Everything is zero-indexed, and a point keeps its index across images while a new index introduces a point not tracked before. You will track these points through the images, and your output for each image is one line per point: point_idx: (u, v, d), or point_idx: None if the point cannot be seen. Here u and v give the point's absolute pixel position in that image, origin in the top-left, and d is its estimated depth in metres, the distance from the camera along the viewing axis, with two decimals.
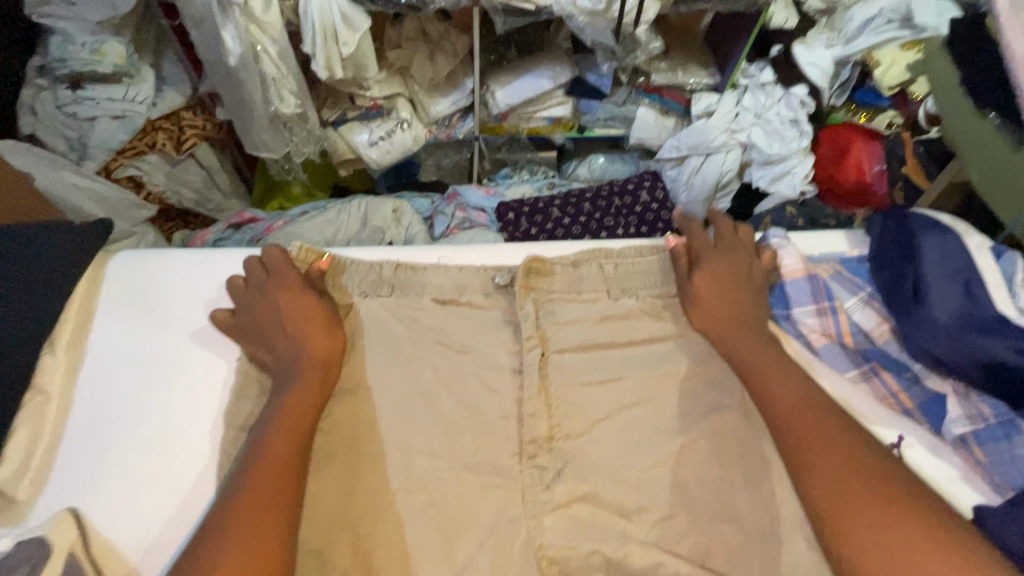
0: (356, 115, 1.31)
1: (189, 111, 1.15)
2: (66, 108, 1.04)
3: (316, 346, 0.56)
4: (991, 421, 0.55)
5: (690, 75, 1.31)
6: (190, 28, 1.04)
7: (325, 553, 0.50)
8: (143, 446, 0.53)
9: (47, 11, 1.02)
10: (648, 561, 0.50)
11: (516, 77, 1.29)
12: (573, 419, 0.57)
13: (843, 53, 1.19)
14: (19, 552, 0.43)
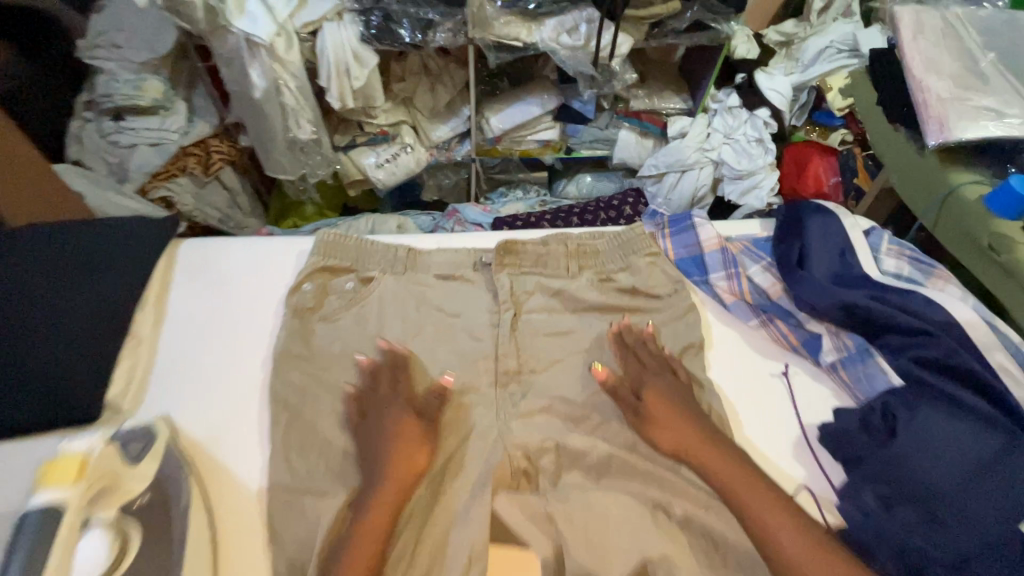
0: (365, 141, 1.53)
1: (215, 139, 1.39)
2: (110, 136, 1.32)
3: (411, 458, 0.63)
4: (852, 350, 0.73)
5: (664, 103, 1.57)
6: (223, 69, 1.27)
7: (350, 450, 0.65)
8: (211, 374, 0.71)
9: (96, 54, 1.32)
10: (585, 443, 0.67)
11: (508, 105, 1.52)
12: (538, 359, 0.74)
13: (800, 79, 1.56)
14: (130, 435, 0.59)
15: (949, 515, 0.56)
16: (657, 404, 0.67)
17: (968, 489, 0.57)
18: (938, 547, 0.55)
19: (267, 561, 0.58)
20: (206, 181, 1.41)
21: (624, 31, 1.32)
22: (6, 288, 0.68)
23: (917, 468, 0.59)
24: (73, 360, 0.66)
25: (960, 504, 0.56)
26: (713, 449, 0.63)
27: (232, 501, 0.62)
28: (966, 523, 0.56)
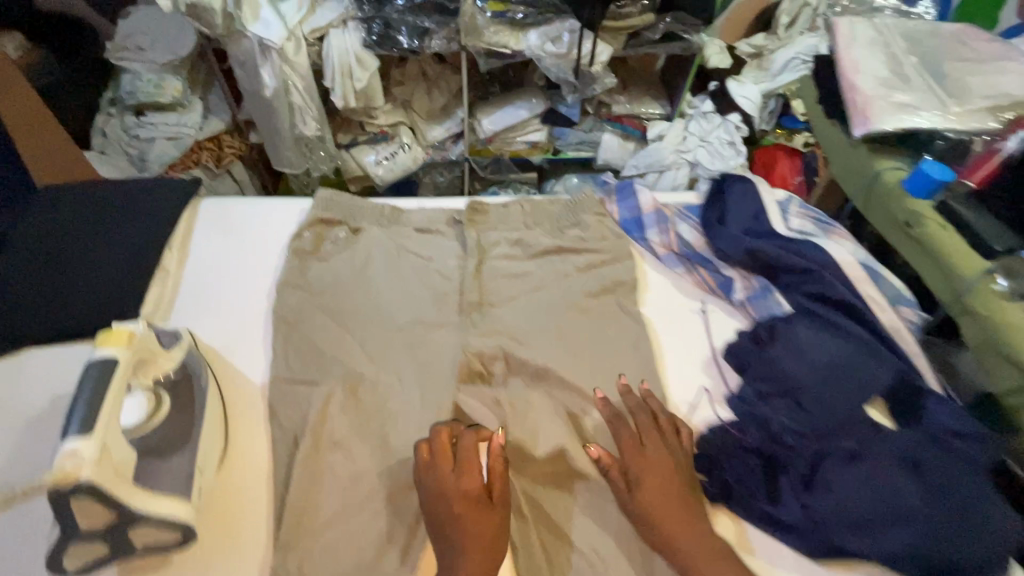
0: (366, 140, 1.71)
1: (228, 136, 1.61)
2: (131, 130, 1.51)
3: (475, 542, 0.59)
4: (757, 288, 0.88)
5: (645, 107, 1.81)
6: (236, 69, 1.43)
7: (338, 357, 0.78)
8: (225, 301, 0.86)
9: (123, 56, 1.51)
10: (533, 358, 0.80)
11: (498, 109, 1.70)
12: (497, 295, 0.88)
13: (769, 87, 1.82)
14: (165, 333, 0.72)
15: (810, 402, 0.71)
16: (651, 489, 0.65)
17: (825, 381, 0.71)
18: (801, 425, 0.70)
19: (268, 436, 0.72)
20: (219, 173, 1.61)
21: (604, 41, 1.50)
22: (61, 230, 0.88)
23: (786, 369, 0.73)
24: (109, 285, 0.82)
25: (835, 410, 0.70)
26: (694, 526, 0.63)
27: (241, 392, 0.76)
28: (824, 407, 0.70)
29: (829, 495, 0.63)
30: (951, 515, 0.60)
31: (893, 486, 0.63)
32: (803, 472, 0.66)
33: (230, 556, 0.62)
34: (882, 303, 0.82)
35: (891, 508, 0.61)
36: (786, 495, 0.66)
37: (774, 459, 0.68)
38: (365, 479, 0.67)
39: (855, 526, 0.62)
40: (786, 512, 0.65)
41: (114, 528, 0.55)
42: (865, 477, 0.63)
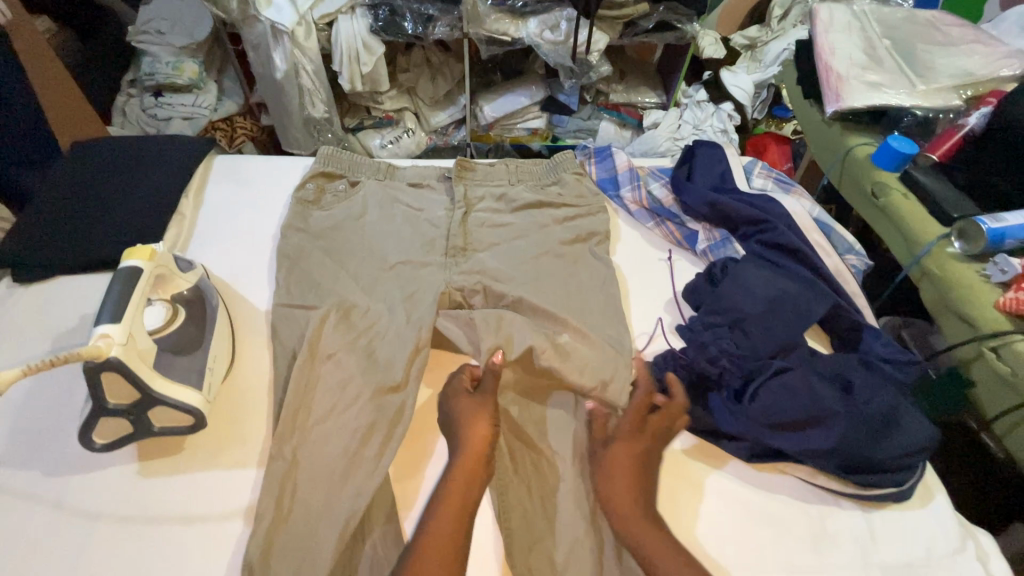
0: (371, 124, 1.81)
1: (241, 118, 1.73)
2: (150, 109, 1.61)
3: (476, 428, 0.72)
4: (717, 238, 0.96)
5: (641, 96, 1.89)
6: (249, 51, 1.53)
7: (334, 287, 0.86)
8: (235, 241, 0.96)
9: (142, 40, 1.60)
10: (509, 295, 0.88)
11: (500, 96, 1.79)
12: (480, 241, 0.97)
13: (761, 78, 1.89)
14: (185, 260, 0.81)
15: (753, 329, 0.78)
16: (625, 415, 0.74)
17: (766, 309, 0.78)
18: (740, 348, 0.77)
19: (270, 351, 0.82)
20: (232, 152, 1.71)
21: (600, 29, 1.58)
22: (87, 182, 0.98)
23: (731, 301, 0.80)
24: (130, 228, 0.92)
25: (775, 335, 0.77)
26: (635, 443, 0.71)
27: (247, 316, 0.86)
28: (763, 332, 0.77)
29: (757, 402, 0.71)
30: (864, 418, 0.68)
31: (816, 393, 0.70)
32: (736, 386, 0.74)
33: (234, 444, 0.72)
34: (828, 248, 0.90)
35: (812, 412, 0.69)
36: (718, 404, 0.74)
37: (708, 376, 0.76)
38: (354, 385, 0.76)
39: (779, 428, 0.70)
40: (721, 420, 0.73)
41: (136, 409, 0.64)
42: (793, 386, 0.70)
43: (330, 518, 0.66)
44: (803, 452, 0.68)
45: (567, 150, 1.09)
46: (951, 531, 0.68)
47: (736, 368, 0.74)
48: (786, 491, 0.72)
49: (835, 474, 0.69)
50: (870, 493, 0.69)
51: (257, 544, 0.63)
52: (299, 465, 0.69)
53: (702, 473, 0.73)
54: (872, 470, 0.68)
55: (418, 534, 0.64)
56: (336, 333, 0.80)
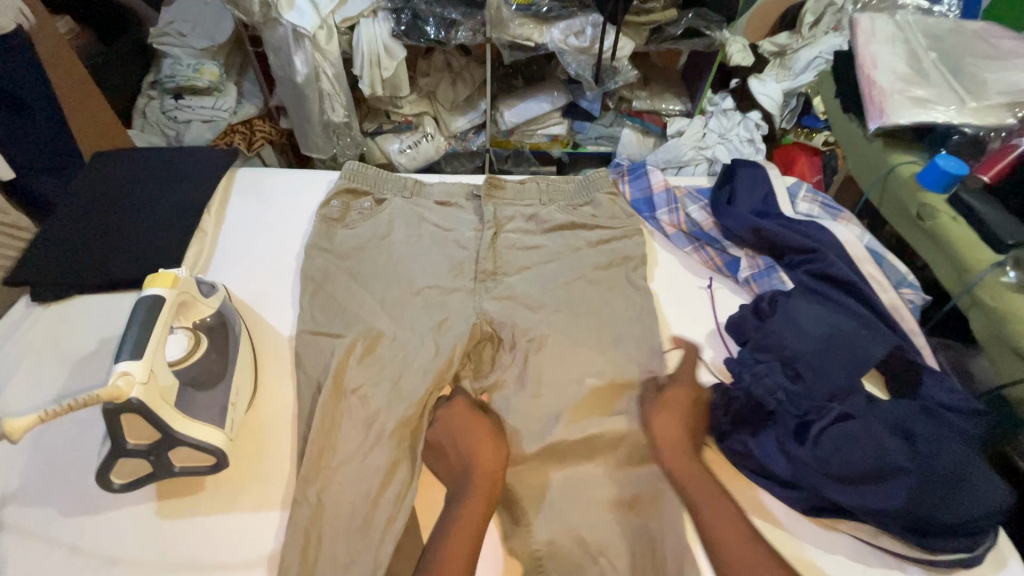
0: (390, 128, 1.79)
1: (259, 121, 1.68)
2: (170, 112, 1.59)
3: (486, 457, 0.70)
4: (762, 267, 0.91)
5: (665, 104, 1.83)
6: (270, 55, 1.50)
7: (361, 314, 0.83)
8: (259, 260, 0.93)
9: (164, 41, 1.58)
10: (548, 329, 0.84)
11: (522, 101, 1.75)
12: (510, 266, 0.92)
13: (790, 87, 1.81)
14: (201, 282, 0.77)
15: (807, 370, 0.72)
16: (668, 422, 0.73)
17: (824, 348, 0.72)
18: (797, 389, 0.71)
19: (293, 380, 0.78)
20: (250, 155, 1.68)
21: (625, 35, 1.53)
22: (108, 194, 0.95)
23: (784, 340, 0.75)
24: (151, 245, 0.89)
25: (833, 375, 0.71)
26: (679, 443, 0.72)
27: (271, 341, 0.82)
28: (820, 374, 0.71)
29: (817, 451, 0.66)
30: (934, 477, 0.61)
31: (879, 446, 0.63)
32: (793, 428, 0.69)
33: (259, 481, 0.68)
34: (884, 282, 0.83)
35: (876, 467, 0.63)
36: (772, 443, 0.70)
37: (764, 408, 0.71)
38: (380, 420, 0.72)
39: (840, 479, 0.65)
40: (775, 462, 0.69)
41: (156, 449, 0.60)
42: (855, 435, 0.64)
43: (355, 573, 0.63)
44: (864, 509, 0.63)
45: (600, 168, 1.05)
46: None
47: (794, 406, 0.69)
48: (843, 551, 0.67)
49: (898, 534, 0.64)
50: (932, 557, 0.64)
51: None
52: (323, 511, 0.66)
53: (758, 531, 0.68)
54: (938, 531, 0.63)
55: (434, 554, 0.62)
56: (359, 366, 0.77)
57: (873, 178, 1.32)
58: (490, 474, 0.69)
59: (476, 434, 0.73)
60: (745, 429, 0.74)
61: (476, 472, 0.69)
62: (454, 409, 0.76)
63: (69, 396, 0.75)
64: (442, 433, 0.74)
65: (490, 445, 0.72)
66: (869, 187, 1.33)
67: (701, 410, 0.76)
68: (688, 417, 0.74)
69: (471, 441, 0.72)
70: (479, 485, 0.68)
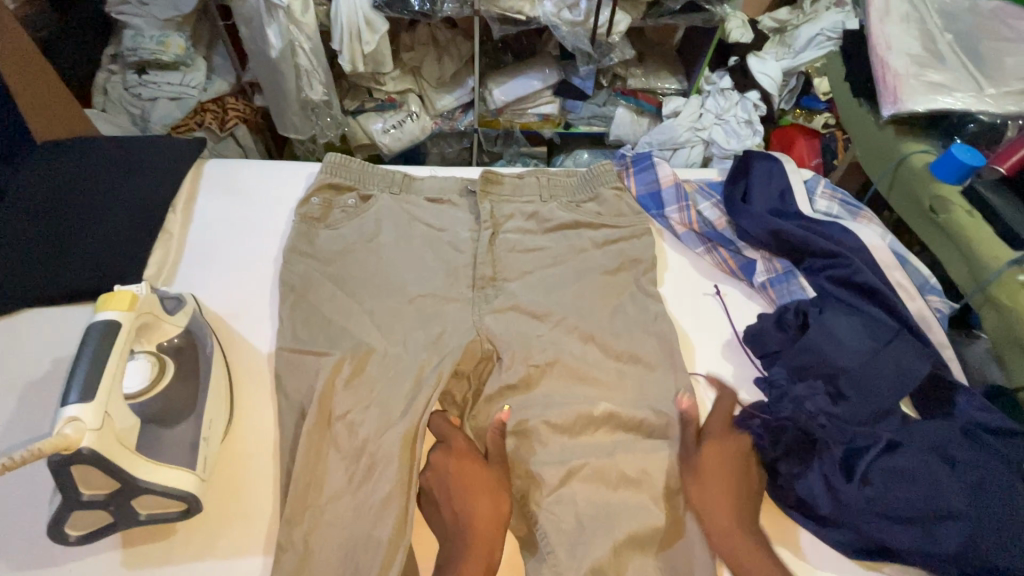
0: (373, 107, 1.67)
1: (232, 98, 1.56)
2: (133, 88, 1.45)
3: (482, 504, 0.64)
4: (780, 271, 0.85)
5: (660, 81, 1.74)
6: (240, 27, 1.37)
7: (349, 329, 0.75)
8: (232, 265, 0.84)
9: (123, 10, 1.42)
10: (553, 343, 0.77)
11: (512, 78, 1.65)
12: (510, 270, 0.85)
13: (791, 64, 1.74)
14: (165, 295, 0.69)
15: (852, 391, 0.67)
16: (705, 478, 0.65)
17: (873, 364, 0.68)
18: (840, 411, 0.66)
19: (274, 405, 0.71)
20: (222, 136, 1.55)
21: (623, 9, 1.42)
22: (60, 188, 0.85)
23: (825, 354, 0.69)
24: (112, 249, 0.80)
25: (879, 400, 0.66)
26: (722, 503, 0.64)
27: (246, 361, 0.74)
28: (864, 393, 0.67)
29: (866, 487, 0.60)
30: (995, 517, 0.56)
31: (934, 481, 0.59)
32: (840, 456, 0.63)
33: (237, 524, 0.61)
34: (911, 290, 0.78)
35: (931, 505, 0.58)
36: (818, 476, 0.62)
37: (807, 436, 0.65)
38: (371, 451, 0.65)
39: (891, 518, 0.59)
40: (820, 501, 0.62)
41: (116, 499, 0.53)
42: (908, 469, 0.60)
43: None
44: (920, 552, 0.57)
45: (603, 160, 0.97)
46: None
47: (840, 432, 0.64)
48: None
49: None
50: None
51: None
52: (311, 556, 0.59)
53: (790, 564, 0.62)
54: None
55: None
56: (346, 392, 0.69)
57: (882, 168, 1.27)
58: (485, 534, 0.62)
59: (479, 480, 0.66)
60: (786, 459, 0.65)
61: (470, 528, 0.62)
62: (446, 457, 0.68)
63: (19, 445, 0.65)
64: (435, 481, 0.67)
65: (488, 496, 0.65)
66: (879, 177, 1.28)
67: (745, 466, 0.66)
68: (734, 469, 0.66)
69: (468, 487, 0.66)
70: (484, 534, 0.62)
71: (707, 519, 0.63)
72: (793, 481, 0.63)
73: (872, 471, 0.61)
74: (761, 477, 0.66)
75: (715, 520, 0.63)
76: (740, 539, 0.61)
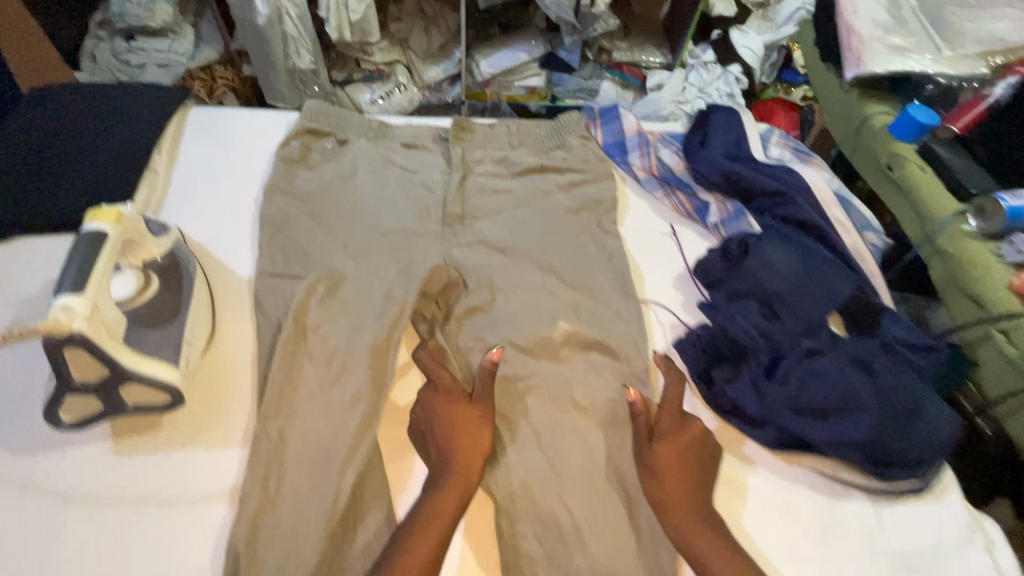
0: (361, 77, 1.69)
1: (220, 66, 1.57)
2: (122, 55, 1.47)
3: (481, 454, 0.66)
4: (731, 210, 0.90)
5: (644, 54, 1.78)
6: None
7: (324, 257, 0.80)
8: (214, 202, 0.89)
9: None
10: (515, 272, 0.83)
11: (499, 50, 1.68)
12: (478, 210, 0.91)
13: (772, 38, 1.74)
14: (151, 219, 0.74)
15: (784, 309, 0.73)
16: (664, 450, 0.67)
17: (803, 284, 0.74)
18: (771, 325, 0.72)
19: (253, 323, 0.76)
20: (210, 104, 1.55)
21: None
22: (51, 130, 0.89)
23: (760, 277, 0.75)
24: (101, 184, 0.85)
25: (809, 317, 0.73)
26: (677, 468, 0.66)
27: (227, 283, 0.80)
28: (795, 311, 0.73)
29: (786, 385, 0.67)
30: (892, 409, 0.64)
31: (846, 380, 0.65)
32: (765, 362, 0.69)
33: (218, 421, 0.67)
34: (848, 225, 0.85)
35: (842, 400, 0.65)
36: (745, 381, 0.69)
37: (738, 346, 0.72)
38: (342, 357, 0.71)
39: (806, 413, 0.66)
40: (747, 402, 0.69)
41: (107, 383, 0.59)
42: (825, 370, 0.66)
43: (314, 505, 0.61)
44: (830, 442, 0.65)
45: (571, 111, 1.02)
46: (962, 519, 0.65)
47: (767, 342, 0.70)
48: (803, 482, 0.68)
49: (860, 467, 0.65)
50: (890, 488, 0.66)
51: (242, 530, 0.59)
52: (286, 446, 0.64)
53: (727, 467, 0.69)
54: (893, 463, 0.65)
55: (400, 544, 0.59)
56: (320, 310, 0.74)
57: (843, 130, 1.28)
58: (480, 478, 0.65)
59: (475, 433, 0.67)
60: (719, 369, 0.72)
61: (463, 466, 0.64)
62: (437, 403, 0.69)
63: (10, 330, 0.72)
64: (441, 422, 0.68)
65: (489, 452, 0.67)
66: (841, 138, 1.30)
67: (698, 442, 0.68)
68: (688, 460, 0.66)
69: (457, 430, 0.66)
70: (467, 470, 0.64)
71: (666, 513, 0.64)
72: (726, 386, 0.70)
73: (796, 376, 0.67)
74: (698, 386, 0.73)
75: (674, 510, 0.64)
76: (694, 517, 0.63)
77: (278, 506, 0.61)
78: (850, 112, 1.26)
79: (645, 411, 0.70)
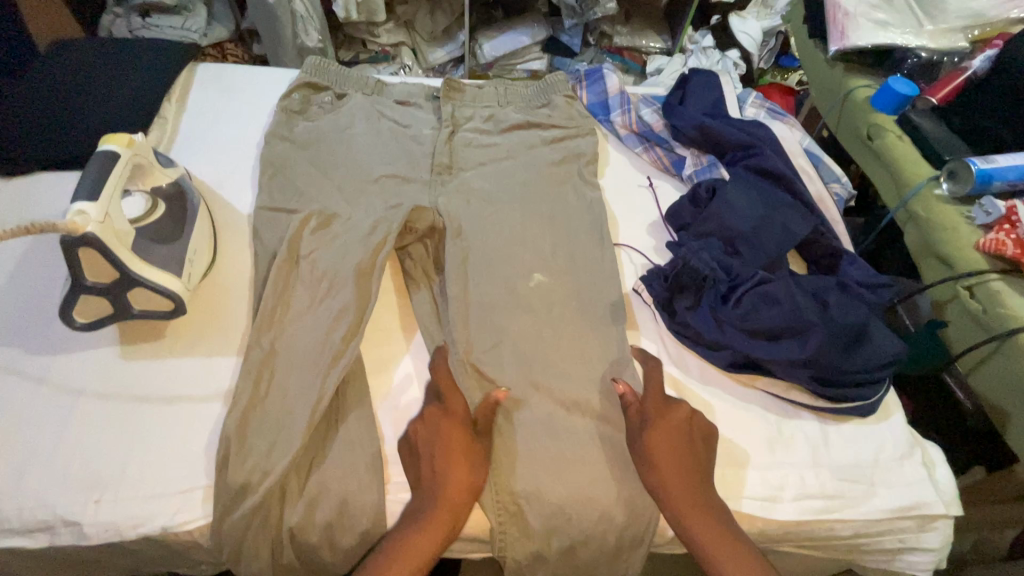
0: (366, 57, 1.73)
1: (231, 44, 1.62)
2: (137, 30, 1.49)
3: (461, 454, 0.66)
4: (704, 163, 0.96)
5: (645, 39, 1.81)
6: None
7: (318, 197, 0.86)
8: (218, 148, 0.95)
9: None
10: (497, 215, 0.88)
11: (501, 33, 1.71)
12: (466, 161, 0.96)
13: (771, 23, 1.79)
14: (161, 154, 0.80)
15: (744, 246, 0.79)
16: (655, 437, 0.66)
17: (764, 224, 0.79)
18: (731, 258, 0.77)
19: (251, 252, 0.82)
20: None
21: None
22: (69, 78, 0.96)
23: (723, 217, 0.80)
24: (114, 125, 0.91)
25: (767, 252, 0.78)
26: (672, 451, 0.66)
27: (228, 217, 0.86)
28: (756, 247, 0.78)
29: (739, 308, 0.72)
30: (836, 329, 0.70)
31: (795, 302, 0.71)
32: (723, 291, 0.74)
33: (215, 333, 0.73)
34: (813, 176, 0.91)
35: (791, 322, 0.70)
36: (704, 309, 0.75)
37: (700, 276, 0.75)
38: (331, 278, 0.76)
39: (756, 334, 0.72)
40: (706, 328, 0.74)
41: (116, 286, 0.66)
42: (776, 296, 0.71)
43: (298, 406, 0.67)
44: (778, 360, 0.70)
45: (558, 73, 1.07)
46: (901, 439, 0.71)
47: (725, 272, 0.75)
48: (757, 404, 0.73)
49: (806, 385, 0.72)
50: (835, 408, 0.72)
51: (233, 421, 0.65)
52: (276, 354, 0.71)
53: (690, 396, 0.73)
54: (838, 383, 0.71)
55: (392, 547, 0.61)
56: (313, 241, 0.80)
57: (826, 102, 1.20)
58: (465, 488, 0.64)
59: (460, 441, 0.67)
60: (681, 298, 0.77)
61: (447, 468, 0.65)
62: (438, 403, 0.69)
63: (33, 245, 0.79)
64: (425, 430, 0.68)
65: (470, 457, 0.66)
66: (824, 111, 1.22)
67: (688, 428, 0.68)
68: (688, 443, 0.67)
69: (446, 442, 0.67)
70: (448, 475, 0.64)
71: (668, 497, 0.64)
72: (686, 314, 0.76)
73: (756, 306, 0.72)
74: (661, 316, 0.79)
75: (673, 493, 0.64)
76: (696, 499, 0.64)
77: (268, 404, 0.67)
78: (834, 83, 1.17)
79: (637, 403, 0.70)
